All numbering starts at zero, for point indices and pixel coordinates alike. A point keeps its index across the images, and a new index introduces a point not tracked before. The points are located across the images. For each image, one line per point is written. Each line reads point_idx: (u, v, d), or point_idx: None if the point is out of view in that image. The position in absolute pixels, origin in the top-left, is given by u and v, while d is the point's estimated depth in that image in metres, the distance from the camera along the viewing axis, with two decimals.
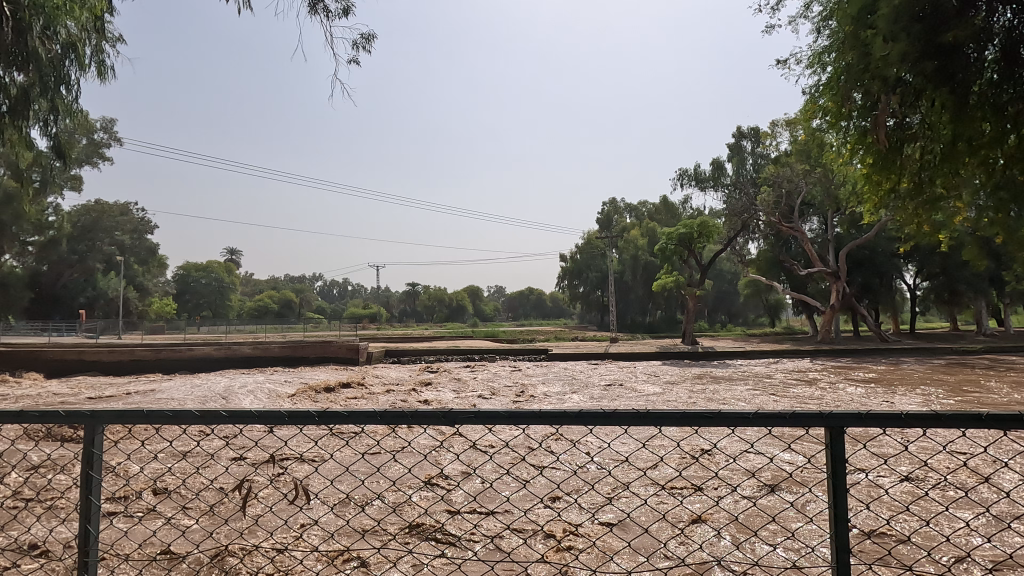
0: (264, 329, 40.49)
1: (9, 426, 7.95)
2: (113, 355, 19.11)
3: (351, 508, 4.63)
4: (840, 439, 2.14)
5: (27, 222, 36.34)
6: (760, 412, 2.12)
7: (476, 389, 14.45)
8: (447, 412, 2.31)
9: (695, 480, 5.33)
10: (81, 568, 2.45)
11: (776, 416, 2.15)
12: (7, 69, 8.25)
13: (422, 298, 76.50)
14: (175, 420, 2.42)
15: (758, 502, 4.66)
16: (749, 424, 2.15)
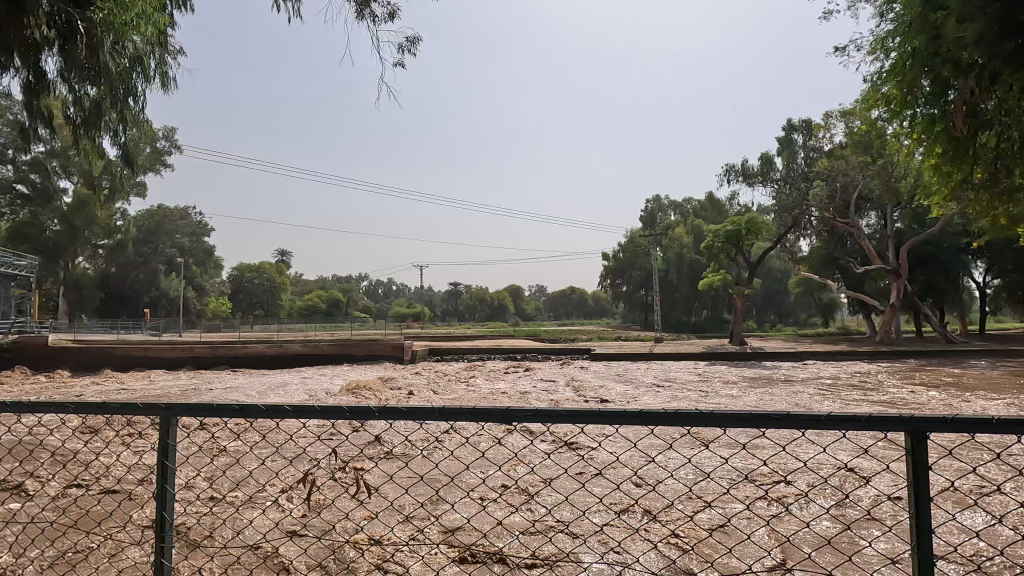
0: (314, 328, 41.74)
1: (87, 417, 8.46)
2: (175, 352, 20.14)
3: (410, 503, 4.72)
4: (924, 444, 1.98)
5: (98, 227, 39.00)
6: (832, 415, 1.99)
7: (522, 390, 14.45)
8: (507, 411, 2.27)
9: (754, 484, 5.16)
10: (158, 553, 2.55)
11: (849, 419, 2.01)
12: (81, 82, 8.73)
13: (464, 298, 77.19)
14: (241, 413, 2.48)
15: (824, 510, 4.43)
16: (821, 426, 2.02)
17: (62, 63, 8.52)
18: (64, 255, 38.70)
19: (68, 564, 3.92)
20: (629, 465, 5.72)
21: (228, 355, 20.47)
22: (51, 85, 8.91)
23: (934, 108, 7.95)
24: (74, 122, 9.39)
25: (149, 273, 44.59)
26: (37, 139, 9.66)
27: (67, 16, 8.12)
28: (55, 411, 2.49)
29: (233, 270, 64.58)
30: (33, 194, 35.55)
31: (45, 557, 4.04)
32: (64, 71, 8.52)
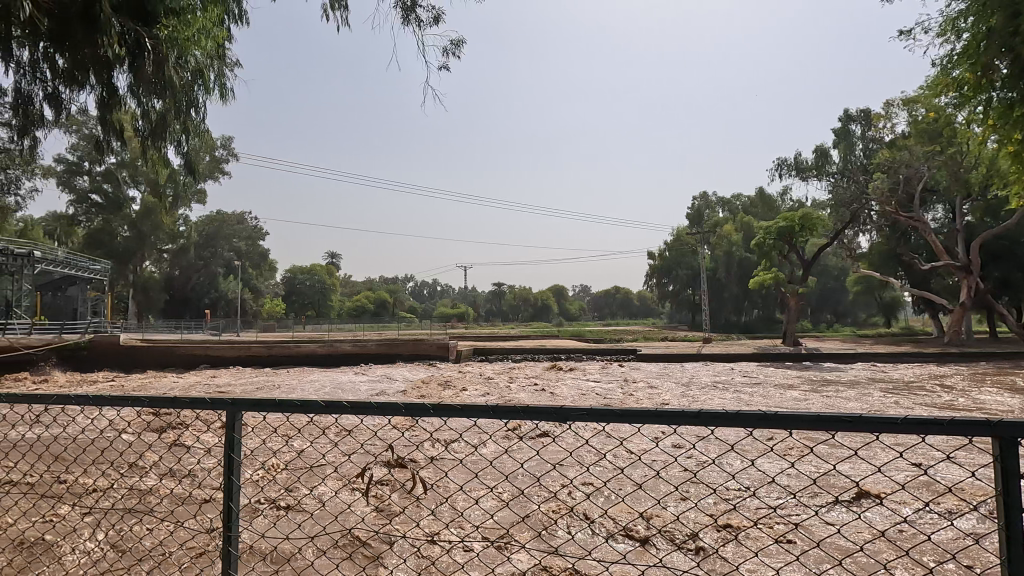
0: (362, 328, 42.85)
1: (159, 413, 8.95)
2: (234, 351, 21.06)
3: (461, 501, 4.75)
4: (1015, 451, 1.81)
5: (163, 233, 41.29)
6: (909, 418, 1.85)
7: (568, 390, 14.36)
8: (559, 408, 2.22)
9: (816, 494, 4.93)
10: (226, 548, 2.62)
11: (929, 423, 1.86)
12: (148, 96, 9.22)
13: (508, 298, 77.45)
14: (302, 409, 2.54)
15: (895, 523, 4.16)
16: (896, 429, 1.88)
17: (132, 80, 9.03)
18: (133, 260, 41.16)
19: (147, 551, 4.22)
20: (681, 472, 5.58)
21: (283, 354, 21.25)
22: (121, 100, 9.46)
23: (1013, 91, 7.39)
24: (142, 134, 9.95)
25: (209, 276, 46.83)
26: (109, 152, 10.28)
27: (135, 34, 8.57)
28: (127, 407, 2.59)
29: (286, 272, 67.02)
30: (105, 202, 39.65)
31: (125, 544, 4.32)
32: (134, 86, 9.04)
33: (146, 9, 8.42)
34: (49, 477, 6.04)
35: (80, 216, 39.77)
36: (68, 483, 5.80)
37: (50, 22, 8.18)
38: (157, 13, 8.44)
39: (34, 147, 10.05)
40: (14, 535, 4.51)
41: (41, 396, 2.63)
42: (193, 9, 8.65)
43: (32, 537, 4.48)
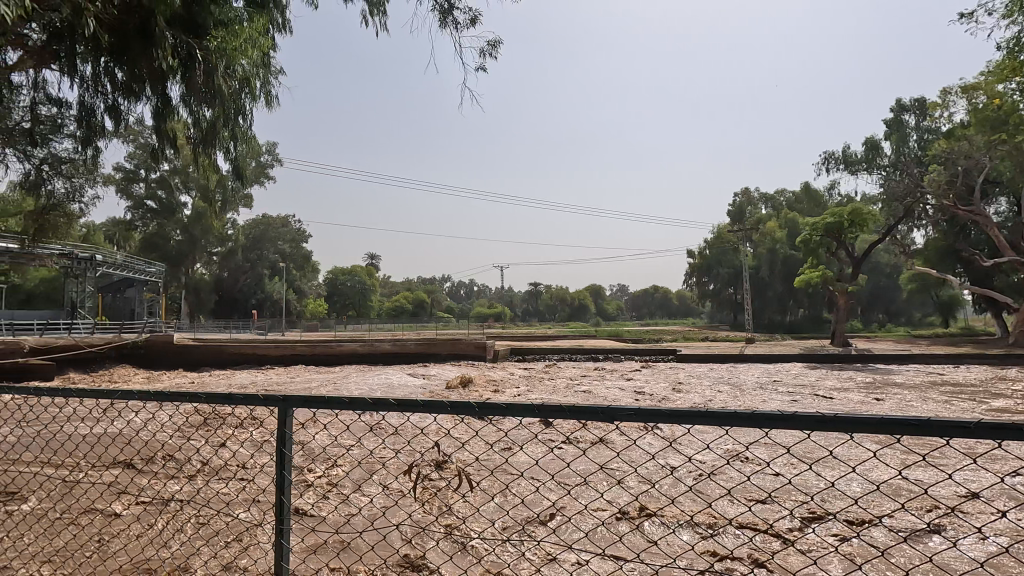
0: (401, 328, 43.62)
1: (212, 409, 9.28)
2: (280, 349, 21.73)
3: (504, 502, 4.73)
4: None
5: (213, 236, 43.02)
6: (984, 424, 1.69)
7: (607, 390, 14.24)
8: (606, 409, 2.13)
9: (877, 505, 4.66)
10: (278, 549, 2.62)
11: (1010, 430, 1.69)
12: (199, 105, 9.58)
13: (545, 298, 77.27)
14: (351, 406, 2.53)
15: (958, 538, 3.89)
16: (969, 435, 1.72)
17: (185, 90, 9.42)
18: (185, 262, 43.04)
19: (202, 544, 4.39)
20: (729, 480, 5.37)
21: (326, 353, 21.81)
22: (174, 109, 9.85)
23: None
24: (193, 141, 10.30)
25: (256, 278, 48.51)
26: (163, 159, 10.70)
27: (187, 47, 9.02)
28: (183, 402, 2.62)
29: (328, 273, 68.81)
30: (159, 208, 41.39)
31: (182, 539, 4.48)
32: (185, 96, 9.42)
33: (197, 21, 8.99)
34: (113, 470, 6.33)
35: (137, 222, 41.91)
36: (130, 476, 6.07)
37: (110, 38, 8.66)
38: (206, 24, 8.90)
39: (96, 156, 10.59)
40: (79, 526, 4.73)
41: (104, 390, 2.70)
42: (240, 20, 9.08)
43: (96, 528, 4.69)
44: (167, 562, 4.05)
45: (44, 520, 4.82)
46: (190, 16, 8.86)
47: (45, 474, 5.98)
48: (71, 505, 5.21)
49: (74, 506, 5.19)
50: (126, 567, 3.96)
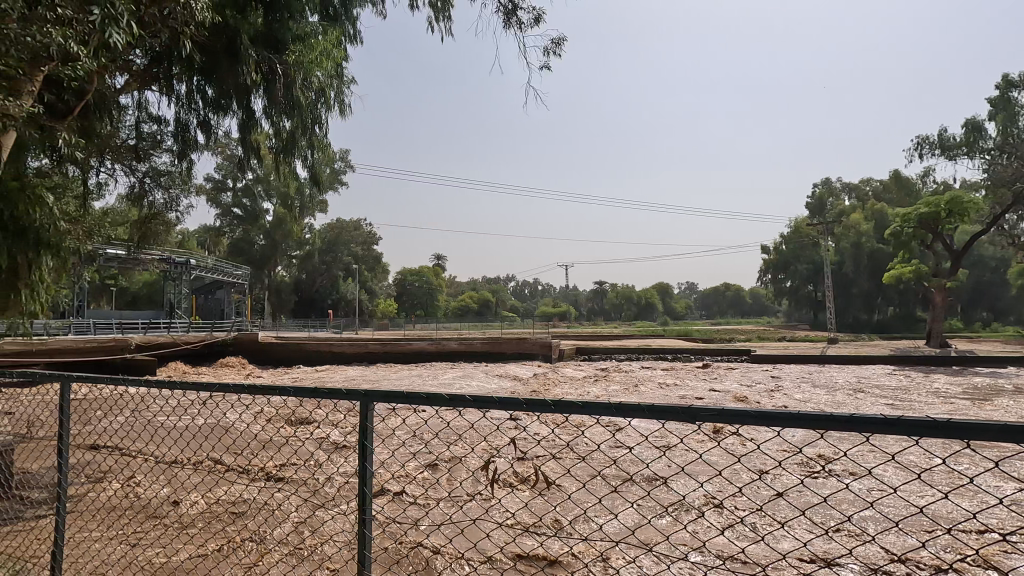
0: (467, 326, 44.40)
1: (295, 403, 9.69)
2: (353, 347, 22.62)
3: (575, 508, 4.58)
4: None
5: (291, 240, 45.56)
6: None
7: (678, 392, 13.78)
8: (688, 408, 1.89)
9: (1001, 533, 4.13)
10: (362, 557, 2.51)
11: None
12: (280, 116, 10.08)
13: (610, 297, 76.03)
14: (428, 401, 2.40)
15: None
16: None
17: (267, 103, 9.95)
18: (267, 265, 46.00)
19: (289, 532, 4.63)
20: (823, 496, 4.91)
21: (396, 351, 22.50)
22: (257, 122, 10.45)
23: None
24: (275, 151, 10.80)
25: (331, 279, 50.89)
26: (249, 169, 11.34)
27: (269, 62, 9.57)
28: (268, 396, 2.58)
29: (397, 274, 71.23)
30: (244, 214, 44.42)
31: (269, 530, 4.68)
32: (267, 108, 9.96)
33: (277, 37, 9.57)
34: (211, 461, 6.81)
35: (226, 229, 45.15)
36: (226, 465, 6.49)
37: (202, 58, 9.38)
38: (285, 40, 9.53)
39: (191, 167, 11.44)
40: (180, 511, 5.12)
41: (200, 384, 2.74)
42: (315, 33, 9.62)
43: (194, 514, 5.04)
44: (258, 548, 4.31)
45: (151, 506, 5.24)
46: (271, 32, 9.51)
47: (152, 462, 6.51)
48: (177, 490, 5.66)
49: (178, 491, 5.64)
50: (221, 552, 4.24)
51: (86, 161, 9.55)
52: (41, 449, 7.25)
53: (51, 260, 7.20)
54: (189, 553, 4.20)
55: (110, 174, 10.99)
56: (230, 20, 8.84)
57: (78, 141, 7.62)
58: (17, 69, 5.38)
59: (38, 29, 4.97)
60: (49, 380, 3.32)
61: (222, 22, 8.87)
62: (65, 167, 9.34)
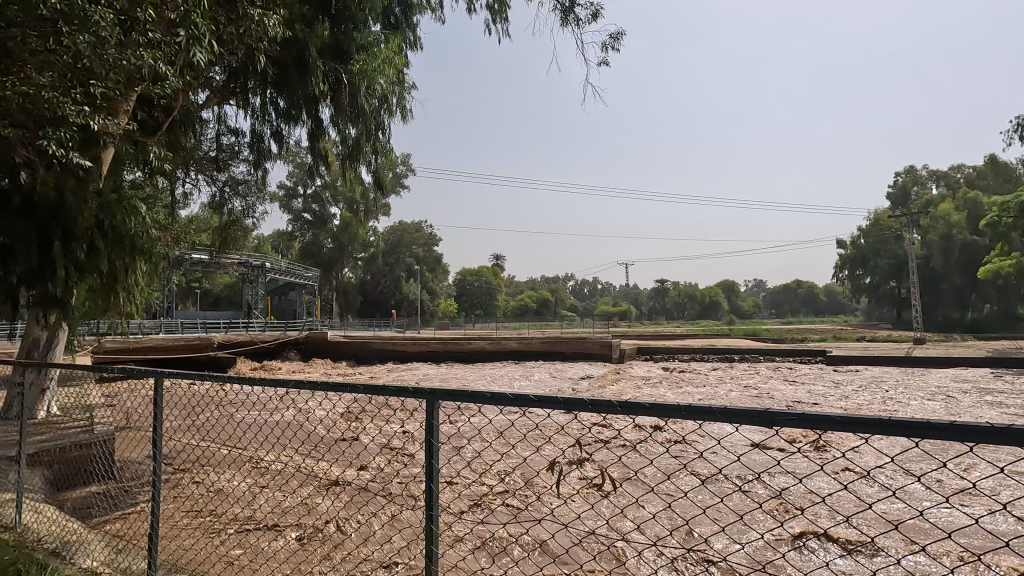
0: (527, 326, 44.46)
1: (363, 400, 9.98)
2: (416, 346, 23.09)
3: (640, 518, 4.40)
4: None
5: (357, 243, 47.32)
6: None
7: (746, 395, 13.18)
8: (765, 411, 1.69)
9: None
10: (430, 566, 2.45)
11: None
12: (346, 124, 10.43)
13: (672, 295, 74.00)
14: (494, 400, 2.34)
15: None
16: None
17: (335, 111, 10.33)
18: (334, 267, 48.01)
19: (360, 525, 4.80)
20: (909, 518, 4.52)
21: (457, 350, 22.82)
22: (325, 130, 10.88)
23: None
24: (341, 156, 11.13)
25: (394, 280, 52.42)
26: (318, 176, 11.81)
27: (336, 72, 10.00)
28: (338, 393, 2.59)
29: (457, 274, 72.40)
30: (314, 219, 46.57)
31: (340, 523, 4.85)
32: (334, 118, 10.36)
33: (343, 48, 9.94)
34: (286, 455, 7.15)
35: (297, 234, 47.49)
36: (300, 460, 6.80)
37: (274, 72, 9.91)
38: (350, 50, 9.87)
39: (265, 175, 12.08)
40: (261, 501, 5.41)
41: (279, 380, 2.82)
42: (378, 42, 9.89)
43: (271, 505, 5.31)
44: (330, 540, 4.48)
45: (232, 496, 5.57)
46: (337, 43, 9.92)
47: (231, 455, 6.91)
48: (256, 482, 5.98)
49: (259, 482, 5.98)
50: (296, 543, 4.45)
51: (174, 173, 10.28)
52: (139, 439, 7.86)
53: (143, 266, 7.86)
54: (268, 541, 4.43)
55: (194, 184, 11.78)
56: (300, 34, 9.31)
57: (166, 154, 8.22)
58: (115, 90, 5.85)
59: (133, 52, 5.38)
60: (145, 376, 3.55)
61: (292, 36, 9.34)
62: (155, 180, 10.10)
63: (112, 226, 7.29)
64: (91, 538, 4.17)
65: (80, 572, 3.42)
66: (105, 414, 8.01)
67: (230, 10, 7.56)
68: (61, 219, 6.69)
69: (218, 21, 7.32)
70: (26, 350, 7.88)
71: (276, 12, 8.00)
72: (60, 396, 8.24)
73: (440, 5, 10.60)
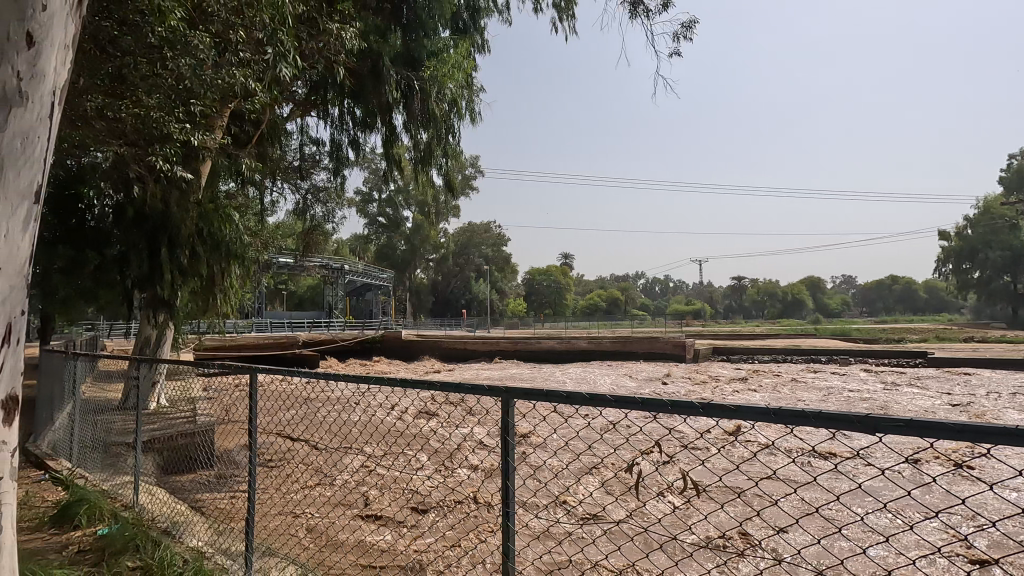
0: (597, 325, 43.88)
1: (436, 397, 10.21)
2: (486, 345, 23.40)
3: (719, 531, 4.18)
4: None
5: (429, 244, 48.64)
6: None
7: (834, 400, 12.33)
8: (867, 417, 1.49)
9: None
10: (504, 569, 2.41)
11: None
12: (417, 129, 10.71)
13: (750, 292, 70.44)
14: (568, 399, 2.27)
15: None
16: None
17: (407, 118, 10.62)
18: (408, 268, 49.66)
19: (441, 519, 4.93)
20: None
21: (526, 349, 22.90)
22: (398, 136, 11.22)
23: None
24: (414, 161, 11.42)
25: (464, 280, 53.39)
26: (392, 181, 12.21)
27: (408, 80, 10.31)
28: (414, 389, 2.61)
29: (526, 273, 72.64)
30: (389, 223, 48.28)
31: (418, 518, 4.97)
32: (406, 124, 10.68)
33: (414, 55, 10.22)
34: (366, 450, 7.44)
35: (372, 237, 49.41)
36: (378, 456, 7.04)
37: (351, 83, 10.37)
38: (422, 57, 10.13)
39: (343, 182, 12.66)
40: (345, 493, 5.67)
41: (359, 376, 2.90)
42: (448, 48, 10.12)
43: (354, 498, 5.52)
44: (410, 533, 4.63)
45: (317, 488, 5.85)
46: (409, 52, 10.20)
47: (316, 450, 7.28)
48: (338, 475, 6.26)
49: (343, 475, 6.25)
50: (376, 534, 4.61)
51: (262, 183, 10.97)
52: (236, 431, 8.47)
53: (237, 270, 8.42)
54: (354, 531, 4.63)
55: (281, 193, 12.55)
56: (374, 45, 9.65)
57: (255, 164, 8.82)
58: (212, 107, 6.35)
59: (226, 71, 5.80)
60: (242, 372, 3.79)
61: (368, 48, 9.70)
62: (247, 190, 10.83)
63: (210, 233, 7.84)
64: (197, 520, 4.52)
65: (188, 549, 3.71)
66: (207, 406, 8.71)
67: (311, 26, 7.97)
68: (167, 229, 7.33)
69: (301, 36, 7.74)
70: (139, 347, 8.68)
71: (353, 25, 8.37)
72: (169, 388, 9.04)
73: (507, 7, 10.67)
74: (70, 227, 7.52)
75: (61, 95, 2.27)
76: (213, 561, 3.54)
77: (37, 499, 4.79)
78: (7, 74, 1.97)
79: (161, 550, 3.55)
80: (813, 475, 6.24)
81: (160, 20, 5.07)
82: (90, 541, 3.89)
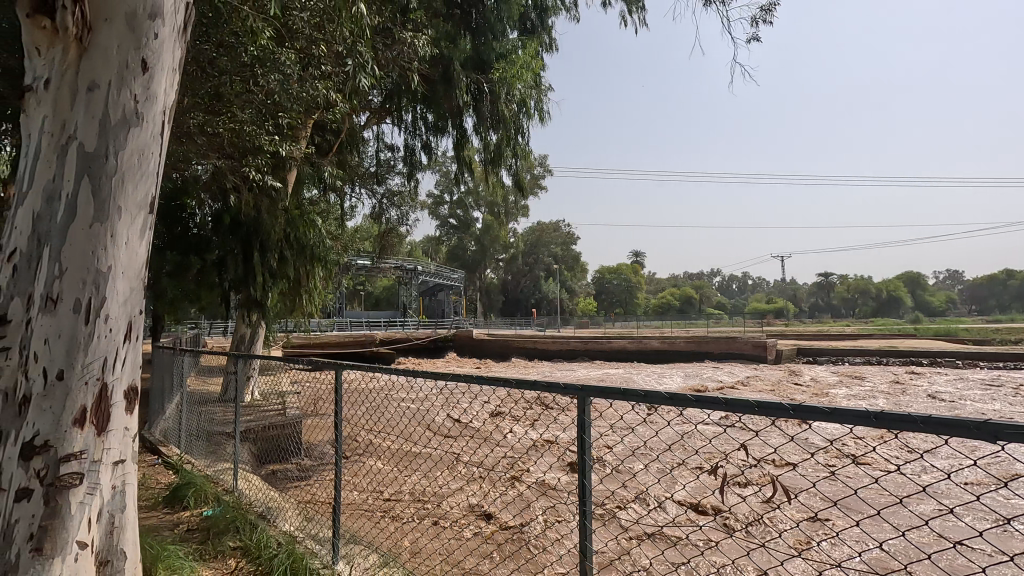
0: (670, 324, 42.54)
1: (509, 396, 10.31)
2: (556, 344, 23.34)
3: (810, 543, 3.92)
4: None
5: (499, 244, 49.11)
6: None
7: (936, 406, 11.29)
8: (987, 422, 1.32)
9: None
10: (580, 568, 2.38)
11: None
12: (487, 130, 10.86)
13: (840, 289, 65.63)
14: (646, 398, 2.18)
15: None
16: None
17: (477, 119, 10.80)
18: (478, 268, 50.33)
19: (516, 516, 4.97)
20: None
21: (597, 348, 22.61)
22: (469, 138, 11.41)
23: None
24: (483, 162, 11.56)
25: (533, 279, 53.43)
26: (463, 183, 12.45)
27: (478, 83, 10.48)
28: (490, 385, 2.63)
29: (596, 272, 71.59)
30: (460, 224, 49.18)
31: (490, 514, 5.03)
32: (476, 126, 10.84)
33: (483, 58, 10.35)
34: (439, 446, 7.62)
35: (444, 238, 50.55)
36: (453, 453, 7.19)
37: (424, 90, 10.68)
38: (490, 59, 10.20)
39: (417, 185, 13.04)
40: (421, 487, 5.85)
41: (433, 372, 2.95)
42: (517, 49, 10.15)
43: (429, 492, 5.68)
44: (484, 527, 4.72)
45: (396, 480, 6.07)
46: (479, 55, 10.30)
47: (393, 445, 7.55)
48: (414, 469, 6.46)
49: (418, 470, 6.44)
50: (451, 527, 4.72)
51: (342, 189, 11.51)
52: (322, 424, 8.95)
53: (320, 272, 8.91)
54: (430, 524, 4.75)
55: (359, 197, 13.10)
56: (445, 50, 9.82)
57: (336, 170, 9.28)
58: (298, 120, 6.77)
59: (310, 84, 6.16)
60: (326, 368, 3.97)
61: (439, 53, 9.92)
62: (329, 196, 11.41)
63: (297, 237, 8.36)
64: (287, 505, 4.82)
65: (281, 533, 3.96)
66: (296, 400, 9.27)
67: (386, 37, 8.27)
68: (259, 234, 7.89)
69: (377, 47, 8.07)
70: (236, 344, 9.36)
71: (426, 32, 8.62)
72: (261, 382, 9.70)
73: (576, 4, 10.56)
74: (174, 234, 8.09)
75: (169, 114, 2.48)
76: (303, 545, 3.75)
77: (152, 481, 5.30)
78: (126, 97, 2.17)
79: (258, 532, 3.81)
80: (914, 487, 5.75)
81: (252, 39, 5.42)
82: (197, 521, 4.25)
